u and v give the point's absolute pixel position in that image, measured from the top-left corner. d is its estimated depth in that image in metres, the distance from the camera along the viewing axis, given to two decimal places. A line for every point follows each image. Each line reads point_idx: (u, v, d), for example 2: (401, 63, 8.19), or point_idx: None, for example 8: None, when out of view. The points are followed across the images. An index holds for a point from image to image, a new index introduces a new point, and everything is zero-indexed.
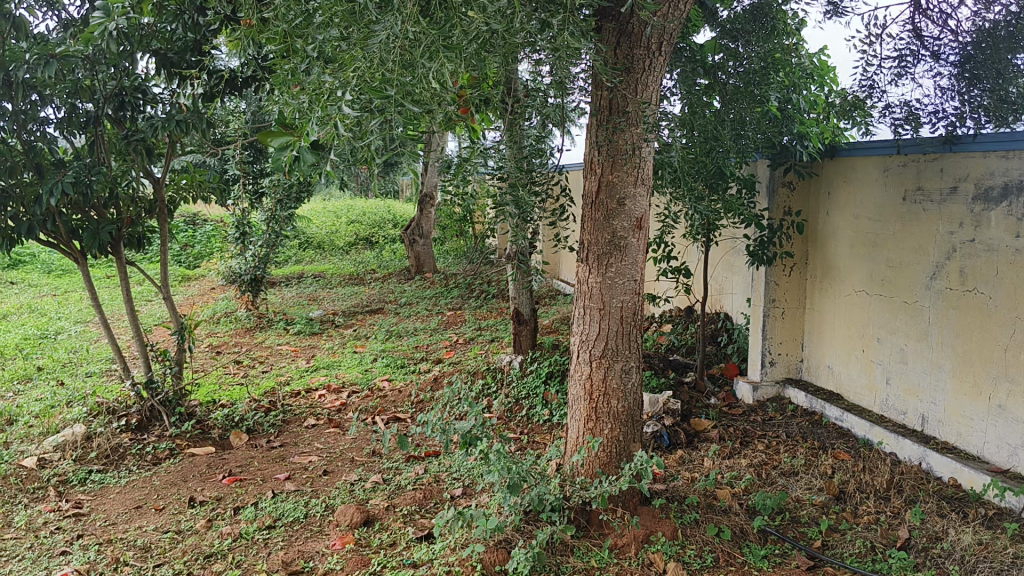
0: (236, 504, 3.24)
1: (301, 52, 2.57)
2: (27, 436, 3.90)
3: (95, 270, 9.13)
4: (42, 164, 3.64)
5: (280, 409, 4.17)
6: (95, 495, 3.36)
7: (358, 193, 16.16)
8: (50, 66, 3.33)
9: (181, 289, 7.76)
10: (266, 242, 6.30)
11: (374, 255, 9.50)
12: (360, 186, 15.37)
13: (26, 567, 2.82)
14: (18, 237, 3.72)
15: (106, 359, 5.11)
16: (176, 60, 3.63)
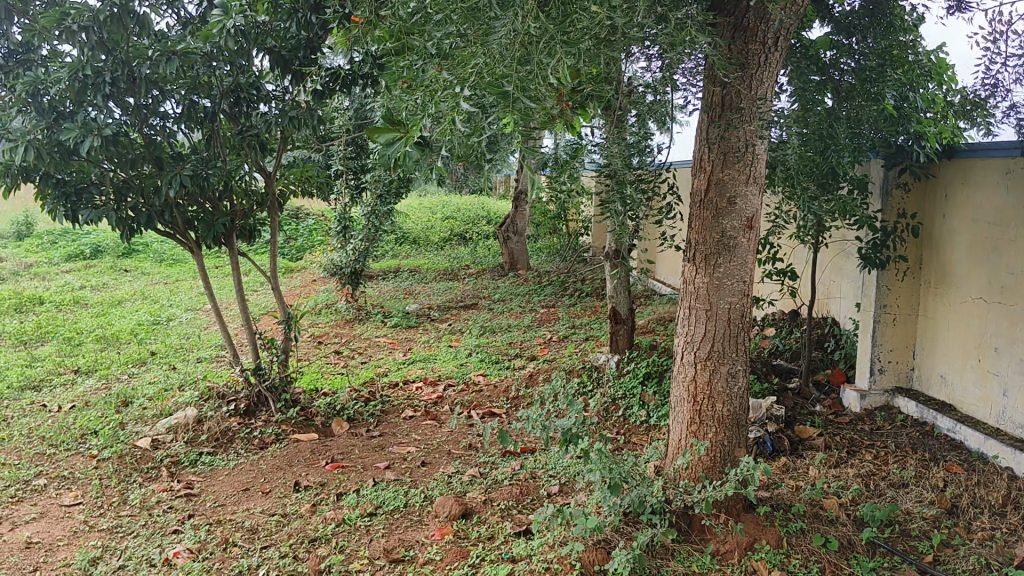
0: (339, 490, 3.31)
1: (415, 47, 2.58)
2: (143, 417, 4.08)
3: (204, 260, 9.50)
4: (161, 157, 3.79)
5: (379, 399, 4.24)
6: (206, 476, 3.48)
7: (453, 189, 16.36)
8: (172, 63, 3.45)
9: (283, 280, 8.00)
10: (366, 236, 6.43)
11: (468, 251, 9.59)
12: (454, 182, 15.55)
13: (141, 544, 2.95)
14: (137, 227, 3.86)
15: (214, 344, 5.30)
16: (289, 57, 3.71)
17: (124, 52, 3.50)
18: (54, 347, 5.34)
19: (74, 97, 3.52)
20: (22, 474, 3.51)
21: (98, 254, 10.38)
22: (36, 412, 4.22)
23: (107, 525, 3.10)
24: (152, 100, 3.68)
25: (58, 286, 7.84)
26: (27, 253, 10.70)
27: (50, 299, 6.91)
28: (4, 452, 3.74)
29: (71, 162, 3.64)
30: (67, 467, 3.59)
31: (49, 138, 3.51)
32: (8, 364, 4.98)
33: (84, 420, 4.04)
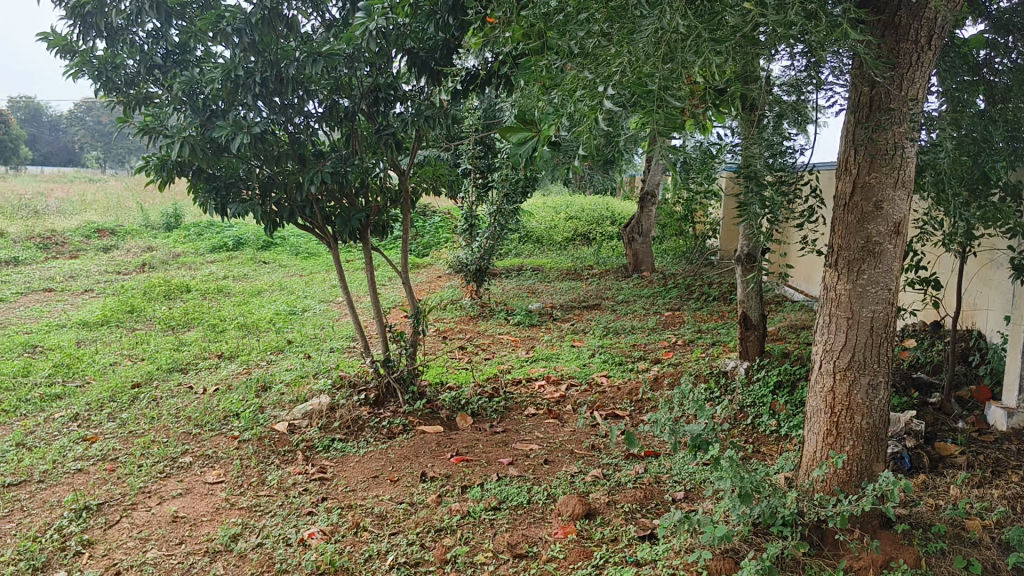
0: (464, 483, 3.36)
1: (556, 45, 2.59)
2: (281, 402, 4.27)
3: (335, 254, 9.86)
4: (304, 154, 3.97)
5: (502, 395, 4.29)
6: (338, 461, 3.61)
7: (576, 189, 16.39)
8: (317, 65, 3.58)
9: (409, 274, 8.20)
10: (491, 234, 6.52)
11: (591, 251, 9.59)
12: (578, 181, 15.57)
13: (278, 523, 3.09)
14: (281, 221, 4.09)
15: (346, 335, 5.49)
16: (427, 58, 3.76)
17: (274, 54, 3.64)
18: (200, 333, 5.66)
19: (227, 95, 3.69)
20: (171, 451, 3.73)
21: (240, 246, 10.91)
22: (183, 393, 4.48)
23: (246, 504, 3.26)
24: (298, 100, 3.86)
25: (203, 275, 8.29)
26: (177, 243, 11.38)
27: (196, 287, 7.32)
28: (155, 429, 3.99)
29: (221, 158, 3.86)
30: (211, 447, 3.80)
31: (202, 135, 3.72)
32: (159, 347, 5.31)
33: (227, 403, 4.26)
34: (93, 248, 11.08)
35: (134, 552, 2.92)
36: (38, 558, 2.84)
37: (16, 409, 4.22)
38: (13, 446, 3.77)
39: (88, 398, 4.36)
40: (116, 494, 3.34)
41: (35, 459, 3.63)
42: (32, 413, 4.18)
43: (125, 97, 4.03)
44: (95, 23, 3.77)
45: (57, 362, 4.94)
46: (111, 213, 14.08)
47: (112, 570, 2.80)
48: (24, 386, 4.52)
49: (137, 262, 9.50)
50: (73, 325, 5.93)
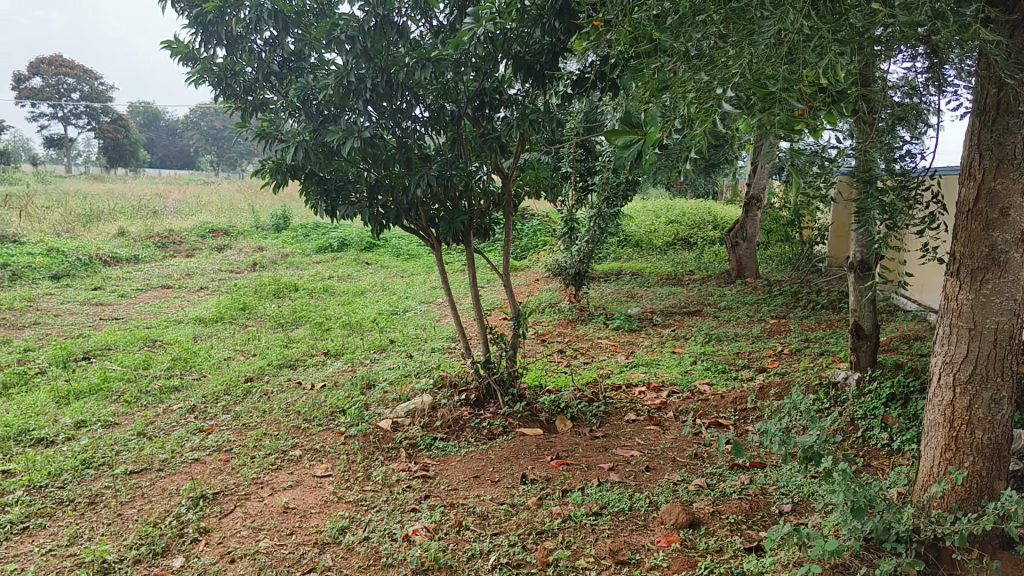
0: (564, 487, 3.36)
1: (669, 47, 2.57)
2: (384, 400, 4.37)
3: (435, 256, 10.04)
4: (410, 158, 4.08)
5: (602, 400, 4.28)
6: (440, 460, 3.67)
7: (676, 192, 16.20)
8: (426, 70, 3.60)
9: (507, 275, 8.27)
10: (591, 237, 6.52)
11: (692, 256, 9.47)
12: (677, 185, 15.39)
13: (383, 518, 3.16)
14: (387, 223, 4.17)
15: (447, 335, 5.57)
16: (532, 63, 3.72)
17: (384, 60, 3.74)
18: (308, 330, 5.84)
19: (338, 100, 3.79)
20: (281, 444, 3.86)
21: (343, 247, 11.22)
22: (292, 388, 4.63)
23: (353, 498, 3.34)
24: (405, 105, 3.93)
25: (309, 275, 8.56)
26: (285, 244, 11.78)
27: (303, 286, 7.56)
28: (267, 423, 4.13)
29: (332, 161, 4.00)
30: (319, 441, 3.91)
31: (315, 139, 3.84)
32: (269, 343, 5.51)
33: (334, 399, 4.39)
34: (207, 247, 11.57)
35: (247, 541, 3.02)
36: (159, 543, 2.98)
37: (138, 400, 4.44)
38: (135, 435, 3.96)
39: (204, 390, 4.56)
40: (230, 484, 3.47)
41: (156, 448, 3.81)
42: (153, 404, 4.39)
43: (243, 103, 4.19)
44: (216, 32, 3.93)
45: (176, 356, 5.18)
46: (224, 214, 14.67)
47: (228, 557, 2.91)
48: (146, 377, 4.75)
49: (248, 261, 9.88)
50: (190, 321, 6.21)
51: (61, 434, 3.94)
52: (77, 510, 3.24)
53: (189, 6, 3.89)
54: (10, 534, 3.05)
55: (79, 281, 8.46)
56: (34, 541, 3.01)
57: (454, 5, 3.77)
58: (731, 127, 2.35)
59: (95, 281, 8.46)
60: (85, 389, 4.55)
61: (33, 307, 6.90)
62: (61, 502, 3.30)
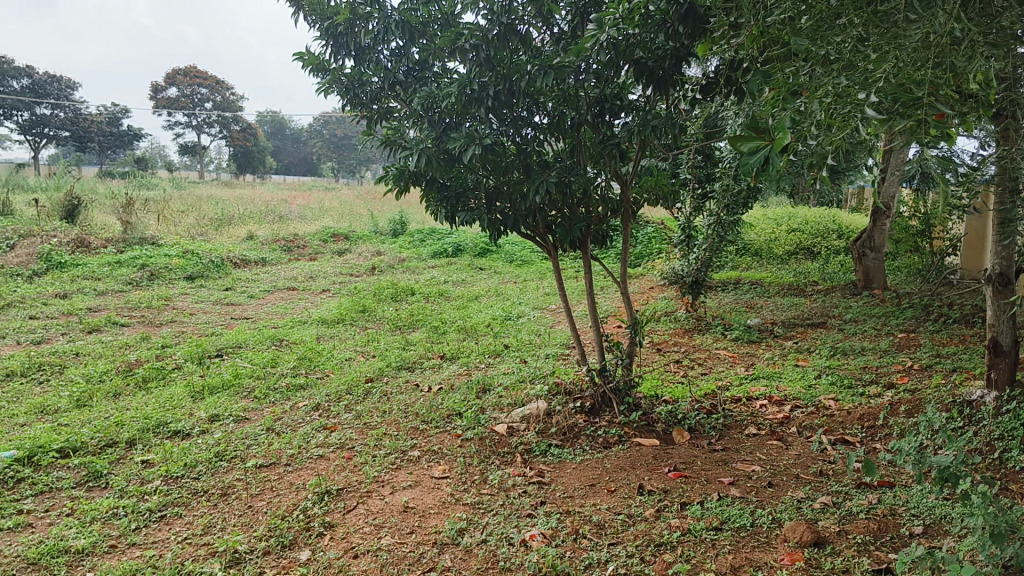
0: (683, 499, 3.31)
1: (804, 51, 2.51)
2: (500, 405, 4.41)
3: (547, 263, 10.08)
4: (529, 165, 4.05)
5: (721, 412, 4.20)
6: (555, 467, 3.67)
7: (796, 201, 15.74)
8: (548, 77, 3.57)
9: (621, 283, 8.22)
10: (710, 245, 6.41)
11: (814, 266, 9.19)
12: (798, 192, 14.92)
13: (500, 522, 3.18)
14: (505, 229, 4.20)
15: (561, 342, 5.58)
16: (654, 68, 3.60)
17: (506, 68, 3.73)
18: (425, 334, 5.95)
19: (461, 109, 3.84)
20: (401, 444, 3.95)
21: (458, 253, 11.40)
22: (410, 390, 4.73)
23: (470, 500, 3.38)
24: (526, 112, 3.98)
25: (425, 279, 8.73)
26: (402, 249, 12.06)
27: (420, 290, 7.72)
28: (386, 423, 4.23)
29: (453, 168, 4.05)
30: (437, 443, 3.98)
31: (437, 146, 3.91)
32: (388, 345, 5.65)
33: (451, 402, 4.46)
34: (328, 250, 11.95)
35: (369, 537, 3.10)
36: (286, 536, 3.09)
37: (266, 396, 4.62)
38: (264, 430, 4.13)
39: (327, 390, 4.70)
40: (353, 481, 3.57)
41: (283, 443, 3.96)
42: (280, 401, 4.57)
43: (369, 111, 4.33)
44: (346, 43, 4.07)
45: (301, 356, 5.37)
46: (345, 219, 15.13)
47: (352, 553, 2.99)
48: (274, 375, 4.95)
49: (367, 265, 10.18)
50: (314, 322, 6.43)
51: (196, 427, 4.14)
52: (211, 500, 3.40)
53: (321, 18, 4.06)
54: (150, 520, 3.22)
55: (212, 282, 8.92)
56: (172, 529, 3.17)
57: (575, 11, 3.77)
58: (868, 130, 2.29)
59: (226, 281, 8.89)
60: (218, 384, 4.77)
61: (170, 306, 7.30)
62: (196, 493, 3.46)
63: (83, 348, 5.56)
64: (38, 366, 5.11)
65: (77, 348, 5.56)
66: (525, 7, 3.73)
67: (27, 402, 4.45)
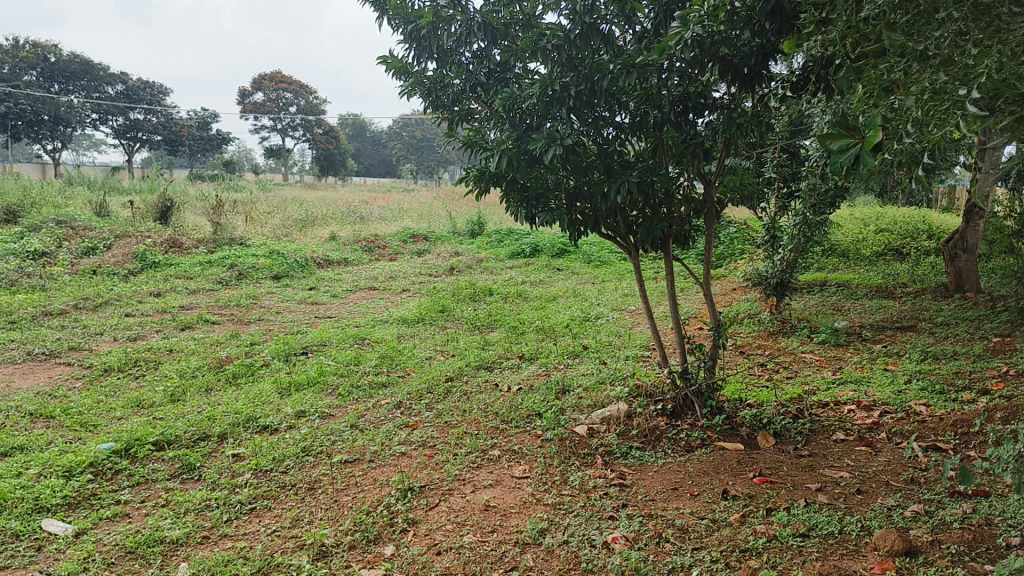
0: (769, 505, 3.24)
1: (899, 46, 2.42)
2: (580, 406, 4.40)
3: (627, 264, 10.03)
4: (611, 165, 4.01)
5: (808, 417, 4.11)
6: (637, 469, 3.64)
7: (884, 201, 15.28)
8: (630, 77, 3.51)
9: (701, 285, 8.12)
10: (795, 246, 6.28)
11: (904, 267, 8.91)
12: (886, 191, 14.48)
13: (582, 523, 3.17)
14: (585, 230, 4.19)
15: (641, 343, 5.53)
16: (739, 66, 3.54)
17: (588, 67, 3.71)
18: (504, 334, 5.97)
19: (542, 109, 3.86)
20: (481, 443, 3.97)
21: (536, 253, 11.42)
22: (490, 390, 4.76)
23: (551, 501, 3.38)
24: (607, 112, 3.93)
25: (504, 279, 8.77)
26: (480, 249, 12.14)
27: (498, 290, 7.76)
28: (467, 422, 4.27)
29: (534, 169, 4.06)
30: (517, 442, 4.00)
31: (518, 147, 3.91)
32: (468, 345, 5.69)
33: (530, 402, 4.47)
34: (408, 251, 12.11)
35: (452, 534, 3.13)
36: (371, 531, 3.14)
37: (350, 394, 4.71)
38: (348, 427, 4.21)
39: (409, 388, 4.77)
40: (435, 478, 3.61)
41: (367, 440, 4.03)
42: (364, 399, 4.65)
43: (450, 113, 4.36)
44: (429, 45, 4.13)
45: (382, 354, 5.46)
46: (424, 220, 15.37)
47: (435, 549, 3.02)
48: (357, 373, 5.04)
49: (446, 265, 10.29)
50: (395, 321, 6.53)
51: (283, 423, 4.25)
52: (298, 494, 3.48)
53: (405, 22, 4.14)
54: (240, 513, 3.31)
55: (297, 281, 9.15)
56: (261, 521, 3.25)
57: (659, 9, 3.75)
58: (971, 127, 2.18)
59: (310, 281, 9.10)
60: (304, 381, 4.89)
61: (258, 304, 7.51)
62: (284, 486, 3.55)
63: (177, 345, 5.76)
64: (134, 362, 5.32)
65: (171, 345, 5.76)
66: (608, 6, 3.70)
67: (125, 396, 4.63)
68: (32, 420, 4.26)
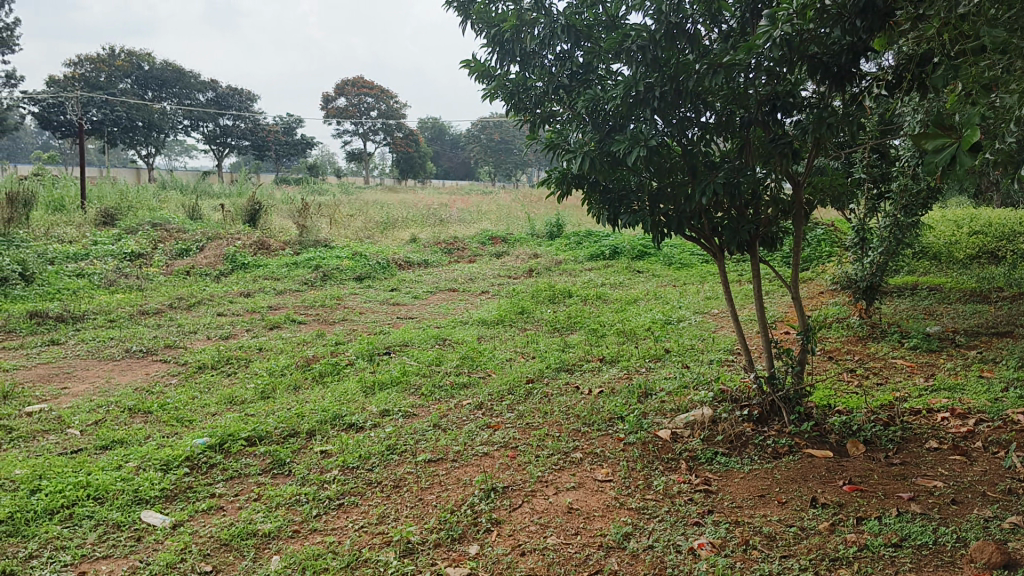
0: (859, 514, 3.16)
1: (1001, 40, 2.32)
2: (662, 410, 4.36)
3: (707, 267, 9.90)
4: (695, 166, 3.94)
5: (899, 425, 3.98)
6: (723, 475, 3.59)
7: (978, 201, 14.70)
8: (717, 76, 3.47)
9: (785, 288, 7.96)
10: (885, 249, 6.11)
11: (1000, 271, 8.57)
12: (981, 192, 13.94)
13: (667, 528, 3.14)
14: (669, 232, 4.14)
15: (724, 347, 5.45)
16: (829, 63, 3.42)
17: (673, 68, 3.67)
18: (584, 337, 5.96)
19: (625, 111, 3.83)
20: (563, 445, 3.98)
21: (615, 255, 11.37)
22: (571, 392, 4.76)
23: (635, 505, 3.36)
24: (692, 113, 3.89)
25: (583, 282, 8.75)
26: (559, 251, 12.14)
27: (577, 292, 7.75)
28: (549, 423, 4.28)
29: (616, 171, 4.03)
30: (599, 445, 3.99)
31: (601, 149, 3.89)
32: (548, 347, 5.70)
33: (612, 405, 4.45)
34: (487, 252, 12.19)
35: (535, 536, 3.14)
36: (456, 529, 3.17)
37: (433, 393, 4.77)
38: (431, 426, 4.26)
39: (491, 389, 4.80)
40: (518, 479, 3.63)
41: (450, 440, 4.07)
42: (446, 399, 4.70)
43: (532, 116, 4.38)
44: (512, 49, 4.17)
45: (463, 355, 5.51)
46: (503, 222, 15.45)
47: (519, 550, 3.03)
48: (439, 373, 5.10)
49: (525, 267, 10.31)
50: (475, 322, 6.58)
51: (368, 421, 4.33)
52: (384, 491, 3.54)
53: (490, 27, 4.19)
54: (329, 508, 3.39)
55: (379, 282, 9.32)
56: (349, 517, 3.31)
57: (748, 8, 3.73)
58: None
59: (391, 282, 9.25)
60: (387, 380, 4.97)
61: (342, 305, 7.66)
62: (370, 483, 3.62)
63: (266, 344, 5.92)
64: (226, 359, 5.49)
65: (260, 343, 5.93)
66: (695, 6, 3.69)
67: (218, 393, 4.78)
68: (132, 414, 4.44)
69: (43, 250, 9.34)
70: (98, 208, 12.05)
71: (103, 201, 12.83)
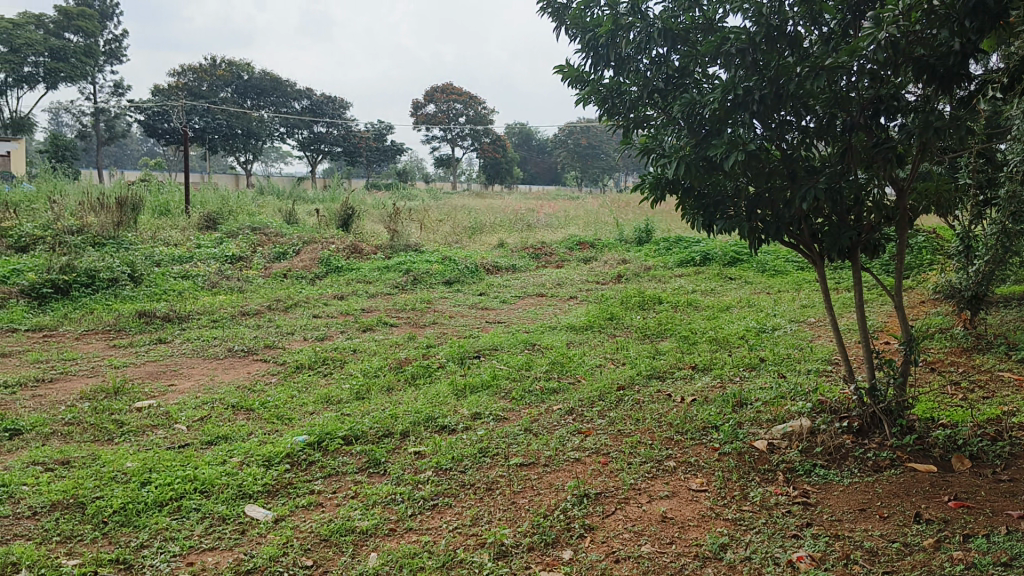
0: (965, 531, 3.04)
1: None
2: (758, 420, 4.29)
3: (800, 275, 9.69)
4: (795, 171, 3.86)
5: (1008, 440, 3.82)
6: (821, 488, 3.52)
7: None
8: (819, 79, 3.40)
9: (882, 297, 7.73)
10: (991, 258, 5.88)
11: None
12: None
13: (764, 540, 3.10)
14: (766, 238, 4.07)
15: (822, 357, 5.33)
16: (936, 65, 3.28)
17: (773, 71, 3.61)
18: (675, 344, 5.91)
19: (722, 115, 3.79)
20: (656, 453, 3.95)
21: (705, 261, 11.23)
22: (663, 400, 4.72)
23: (731, 516, 3.31)
24: (792, 117, 3.81)
25: (671, 288, 8.68)
26: (647, 257, 12.05)
27: (667, 299, 7.69)
28: (641, 431, 4.26)
29: (712, 176, 3.98)
30: (693, 454, 3.95)
31: (697, 153, 3.84)
32: (638, 354, 5.67)
33: (706, 414, 4.40)
34: (574, 258, 12.19)
35: (630, 543, 3.13)
36: (550, 534, 3.19)
37: (524, 398, 4.81)
38: (523, 430, 4.29)
39: (582, 395, 4.81)
40: (611, 486, 3.62)
41: (542, 445, 4.09)
42: (537, 403, 4.73)
43: (626, 121, 4.37)
44: (607, 54, 4.17)
45: (553, 360, 5.53)
46: (590, 227, 15.42)
47: (614, 556, 3.03)
48: (530, 378, 5.13)
49: (612, 273, 10.28)
50: (564, 328, 6.59)
51: (461, 424, 4.38)
52: (478, 493, 3.58)
53: (585, 33, 4.21)
54: (424, 508, 3.45)
55: (467, 287, 9.43)
56: (443, 517, 3.36)
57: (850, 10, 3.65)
58: None
59: (480, 286, 9.34)
60: (478, 384, 5.02)
61: (433, 309, 7.77)
62: (464, 485, 3.66)
63: (360, 345, 6.06)
64: (323, 360, 5.64)
65: (355, 345, 6.07)
66: (795, 8, 3.63)
67: (316, 393, 4.91)
68: (235, 411, 4.60)
69: (150, 252, 9.78)
70: (200, 213, 12.55)
71: (204, 206, 13.35)
